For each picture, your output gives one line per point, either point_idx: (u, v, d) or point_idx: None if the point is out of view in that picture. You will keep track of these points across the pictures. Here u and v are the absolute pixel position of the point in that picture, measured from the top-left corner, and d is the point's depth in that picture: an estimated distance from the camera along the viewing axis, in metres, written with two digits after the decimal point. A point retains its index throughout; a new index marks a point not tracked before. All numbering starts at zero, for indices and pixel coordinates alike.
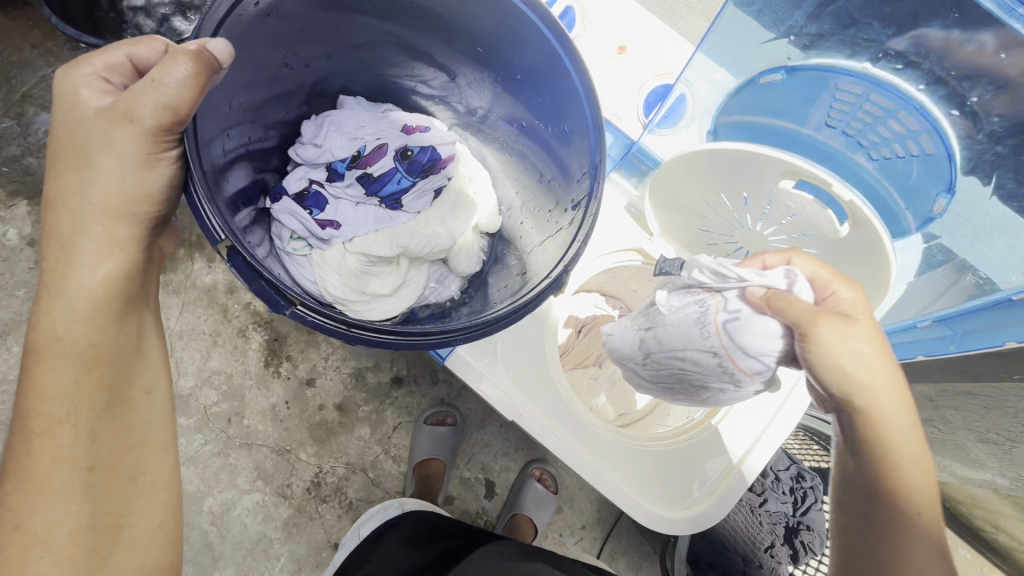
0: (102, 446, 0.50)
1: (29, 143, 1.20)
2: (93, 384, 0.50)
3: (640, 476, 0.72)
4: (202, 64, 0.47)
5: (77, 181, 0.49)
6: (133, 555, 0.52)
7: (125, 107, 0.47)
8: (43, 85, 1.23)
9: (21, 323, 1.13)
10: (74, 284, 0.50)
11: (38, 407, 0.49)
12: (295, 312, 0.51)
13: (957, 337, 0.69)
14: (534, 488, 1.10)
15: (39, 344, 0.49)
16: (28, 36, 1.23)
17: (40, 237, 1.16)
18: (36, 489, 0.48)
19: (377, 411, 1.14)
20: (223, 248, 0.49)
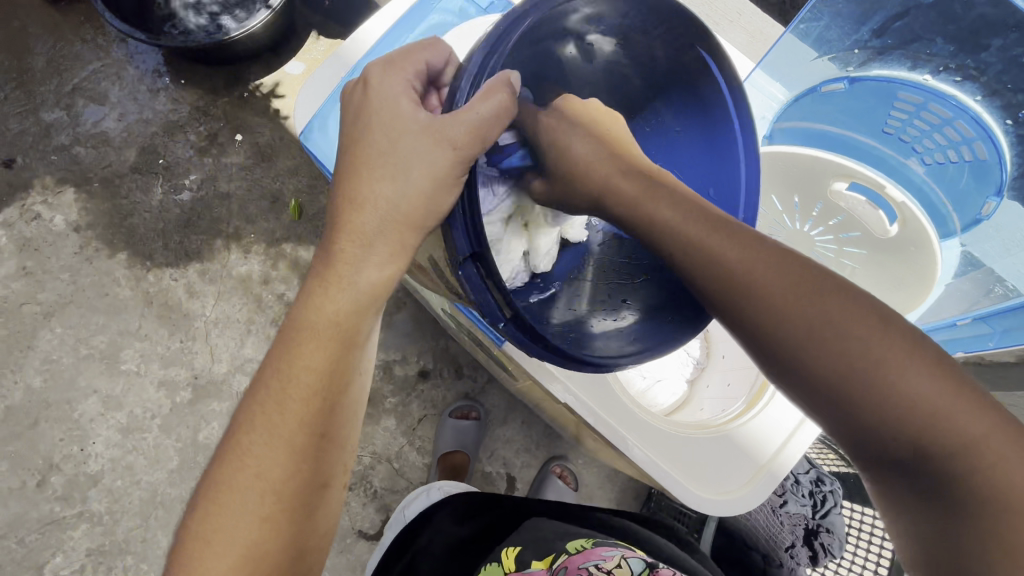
0: (338, 414, 0.51)
1: (77, 133, 1.25)
2: (344, 359, 0.51)
3: (679, 458, 0.73)
4: (513, 98, 0.47)
5: (384, 188, 0.50)
6: (331, 513, 0.52)
7: (444, 133, 0.47)
8: (92, 79, 1.28)
9: (64, 306, 1.17)
10: (364, 276, 0.51)
11: (295, 371, 0.49)
12: (507, 326, 0.51)
13: (997, 334, 0.67)
14: (554, 484, 1.13)
15: (310, 315, 0.50)
16: (79, 30, 1.29)
17: (85, 223, 1.21)
18: (276, 443, 0.48)
19: (404, 403, 1.17)
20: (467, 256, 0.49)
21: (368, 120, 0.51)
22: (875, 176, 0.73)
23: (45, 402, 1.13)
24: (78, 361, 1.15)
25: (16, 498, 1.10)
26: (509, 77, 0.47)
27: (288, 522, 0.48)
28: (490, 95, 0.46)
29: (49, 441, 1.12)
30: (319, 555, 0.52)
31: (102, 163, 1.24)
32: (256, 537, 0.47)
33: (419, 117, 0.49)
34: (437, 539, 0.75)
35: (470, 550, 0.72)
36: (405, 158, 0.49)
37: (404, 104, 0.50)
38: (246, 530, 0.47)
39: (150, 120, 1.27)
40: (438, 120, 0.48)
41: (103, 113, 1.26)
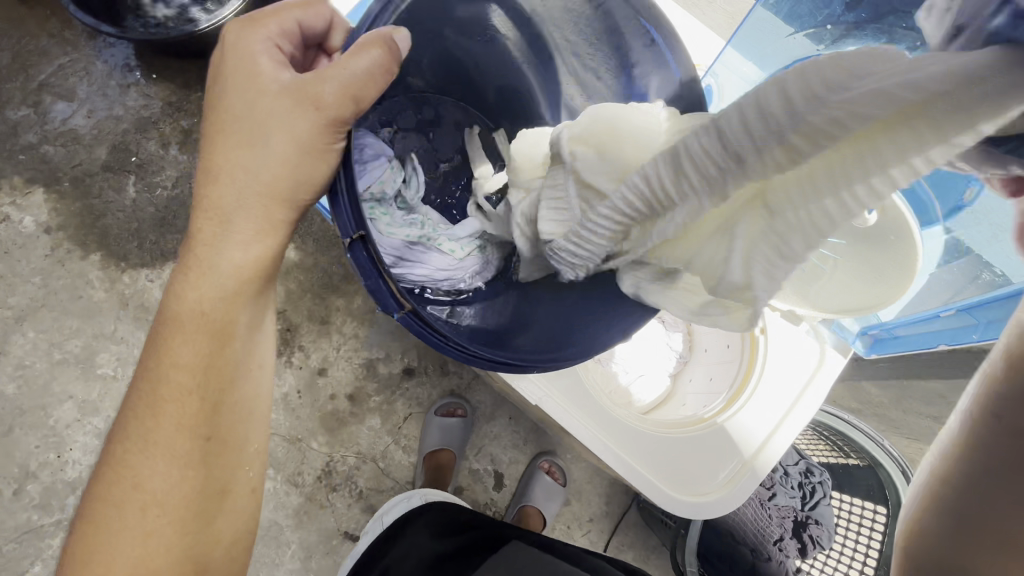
0: (222, 417, 0.51)
1: (46, 131, 1.21)
2: (223, 356, 0.51)
3: (643, 454, 0.72)
4: (391, 57, 0.49)
5: (248, 157, 0.49)
6: (235, 518, 0.53)
7: (313, 93, 0.47)
8: (59, 74, 1.23)
9: (36, 310, 1.14)
10: (226, 261, 0.51)
11: (168, 375, 0.50)
12: (402, 316, 0.52)
13: (981, 326, 0.69)
14: (542, 480, 1.11)
15: (181, 312, 0.50)
16: (45, 25, 1.24)
17: (56, 224, 1.17)
18: (157, 451, 0.49)
19: (388, 402, 1.15)
20: (353, 239, 0.49)
21: (224, 83, 0.50)
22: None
23: (20, 409, 1.11)
24: (52, 366, 1.13)
25: None
26: (390, 35, 0.49)
27: (177, 533, 0.49)
28: (359, 54, 0.47)
29: (25, 448, 1.09)
30: (226, 566, 0.53)
31: (72, 161, 1.20)
32: (143, 552, 0.48)
33: (280, 77, 0.49)
34: (411, 551, 0.74)
35: (450, 562, 0.70)
36: (266, 121, 0.48)
37: (264, 63, 0.49)
38: (129, 545, 0.47)
39: (120, 116, 1.23)
40: (302, 79, 0.48)
41: (72, 109, 1.22)
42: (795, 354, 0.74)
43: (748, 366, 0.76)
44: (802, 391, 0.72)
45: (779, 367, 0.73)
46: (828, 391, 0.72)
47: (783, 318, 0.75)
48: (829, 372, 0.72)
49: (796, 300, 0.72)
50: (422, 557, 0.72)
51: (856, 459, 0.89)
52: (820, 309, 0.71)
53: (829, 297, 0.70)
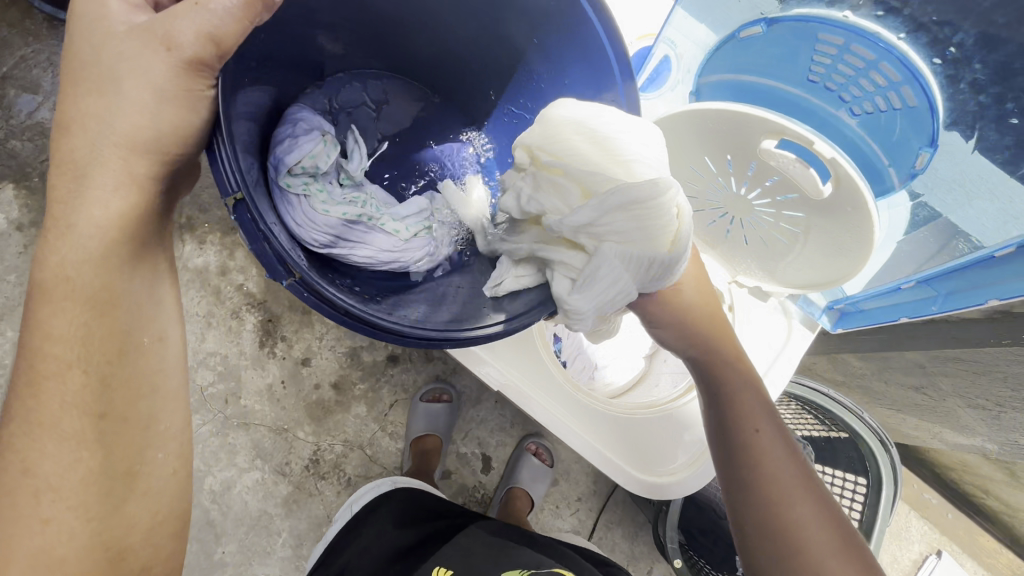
0: (114, 393, 0.49)
1: (12, 125, 1.18)
2: (105, 329, 0.49)
3: (597, 428, 0.74)
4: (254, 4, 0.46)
5: (100, 106, 0.47)
6: (149, 500, 0.52)
7: (164, 34, 0.46)
8: (23, 66, 1.20)
9: (14, 309, 1.13)
10: (82, 220, 0.48)
11: (46, 349, 0.48)
12: (294, 283, 0.49)
13: (940, 297, 0.72)
14: (529, 462, 1.12)
15: (47, 281, 0.48)
16: (4, 15, 1.20)
17: (28, 221, 1.15)
18: (46, 433, 0.47)
19: (373, 389, 1.15)
20: (232, 201, 0.46)
21: (77, 31, 0.49)
22: (805, 132, 0.62)
23: None
24: None
25: None
26: None
27: (79, 520, 0.48)
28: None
29: None
30: (148, 549, 0.52)
31: (41, 156, 1.18)
32: (43, 539, 0.47)
33: (131, 20, 0.48)
34: (373, 545, 0.74)
35: (415, 554, 0.71)
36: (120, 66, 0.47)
37: (115, 5, 0.49)
38: (24, 534, 0.46)
39: None
40: (151, 21, 0.47)
41: (38, 102, 1.19)
42: None
43: None
44: None
45: None
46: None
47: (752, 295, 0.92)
48: None
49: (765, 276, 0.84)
50: (389, 547, 0.73)
51: (837, 432, 0.88)
52: (788, 284, 0.83)
53: (793, 274, 0.80)
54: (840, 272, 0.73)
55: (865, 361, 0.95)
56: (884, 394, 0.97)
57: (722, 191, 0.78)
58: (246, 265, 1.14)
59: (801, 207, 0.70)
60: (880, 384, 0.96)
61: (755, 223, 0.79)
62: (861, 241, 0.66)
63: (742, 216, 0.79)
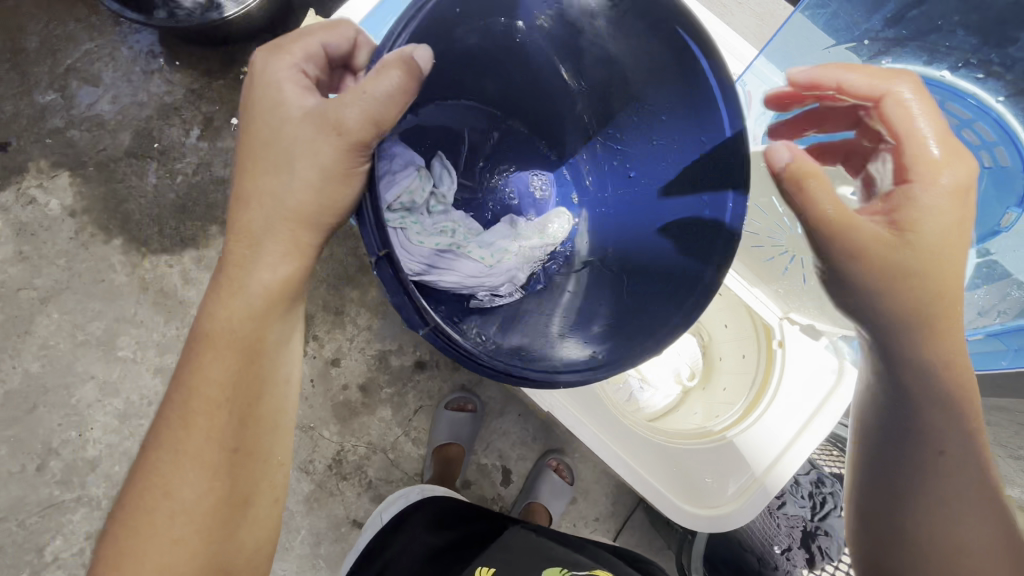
0: (248, 430, 0.52)
1: (72, 116, 1.23)
2: (248, 370, 0.52)
3: (646, 457, 0.73)
4: (411, 77, 0.46)
5: (274, 183, 0.50)
6: (257, 528, 0.54)
7: (334, 119, 0.47)
8: (85, 59, 1.25)
9: (60, 291, 1.17)
10: (256, 282, 0.52)
11: (198, 388, 0.51)
12: (428, 333, 0.49)
13: (1011, 352, 0.66)
14: (550, 478, 1.12)
15: (211, 330, 0.52)
16: (72, 10, 1.26)
17: (80, 208, 1.20)
18: (188, 462, 0.50)
19: (399, 394, 1.16)
20: (378, 257, 0.48)
21: (250, 109, 0.52)
22: (891, 151, 0.56)
23: (43, 387, 1.13)
24: (74, 347, 1.15)
25: (14, 482, 1.10)
26: (412, 53, 0.46)
27: (202, 542, 0.50)
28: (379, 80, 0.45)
29: (48, 426, 1.12)
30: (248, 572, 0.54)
31: (97, 146, 1.22)
32: (170, 556, 0.50)
33: (304, 104, 0.50)
34: (409, 547, 0.75)
35: (447, 555, 0.72)
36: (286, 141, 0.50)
37: (289, 91, 0.50)
38: (157, 551, 0.49)
39: (144, 102, 1.24)
40: (323, 107, 0.49)
41: (97, 95, 1.24)
42: (810, 369, 0.72)
43: (763, 375, 0.76)
44: (820, 406, 0.71)
45: (794, 380, 0.72)
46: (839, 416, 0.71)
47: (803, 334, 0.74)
48: (847, 390, 0.70)
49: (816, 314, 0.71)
50: (420, 552, 0.74)
51: None
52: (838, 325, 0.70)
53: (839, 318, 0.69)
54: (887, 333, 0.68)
55: None
56: None
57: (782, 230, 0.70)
58: None
59: None
60: None
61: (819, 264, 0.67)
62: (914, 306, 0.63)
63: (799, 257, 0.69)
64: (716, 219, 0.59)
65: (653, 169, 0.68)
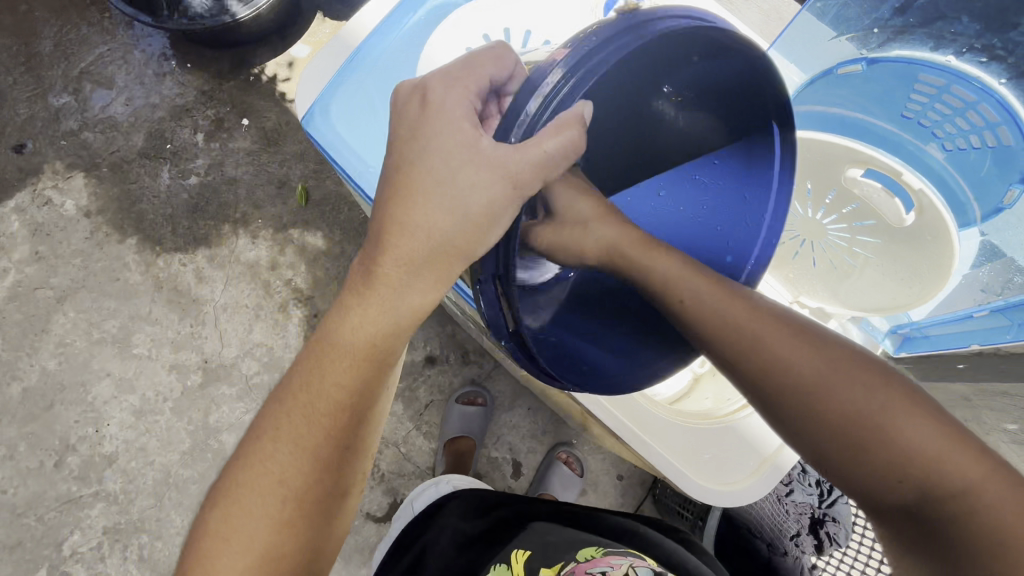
0: (362, 432, 0.51)
1: (86, 118, 1.25)
2: (375, 380, 0.51)
3: (665, 436, 0.75)
4: (582, 137, 0.46)
5: (444, 220, 0.48)
6: (347, 521, 0.54)
7: (508, 169, 0.46)
8: (99, 63, 1.27)
9: (76, 290, 1.18)
10: (405, 300, 0.49)
11: (326, 390, 0.50)
12: (509, 347, 0.54)
13: (1015, 326, 0.67)
14: (559, 470, 1.13)
15: (347, 335, 0.50)
16: (85, 14, 1.28)
17: (95, 209, 1.22)
18: (301, 455, 0.49)
19: (410, 388, 1.18)
20: (486, 284, 0.51)
21: (422, 140, 0.48)
22: (893, 163, 0.73)
23: (60, 384, 1.15)
24: (90, 345, 1.16)
25: (33, 478, 1.11)
26: (582, 112, 0.45)
27: (306, 533, 0.49)
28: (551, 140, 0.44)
29: (65, 422, 1.13)
30: (330, 560, 0.53)
31: (111, 147, 1.24)
32: (275, 540, 0.48)
33: (478, 142, 0.47)
34: (444, 536, 0.77)
35: (482, 543, 0.73)
36: (443, 174, 0.47)
37: (466, 127, 0.47)
38: (262, 540, 0.48)
39: (157, 104, 1.27)
40: (493, 150, 0.46)
41: (110, 97, 1.26)
42: None
43: None
44: None
45: None
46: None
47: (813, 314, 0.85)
48: None
49: (828, 297, 0.83)
50: (456, 538, 0.76)
51: None
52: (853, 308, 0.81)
53: (861, 298, 0.80)
54: (914, 296, 0.75)
55: None
56: None
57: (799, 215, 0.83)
58: (296, 262, 1.20)
59: (875, 235, 0.76)
60: None
61: (830, 248, 0.81)
62: (935, 269, 0.72)
63: (814, 240, 0.82)
64: (738, 267, 0.67)
65: (682, 195, 0.69)
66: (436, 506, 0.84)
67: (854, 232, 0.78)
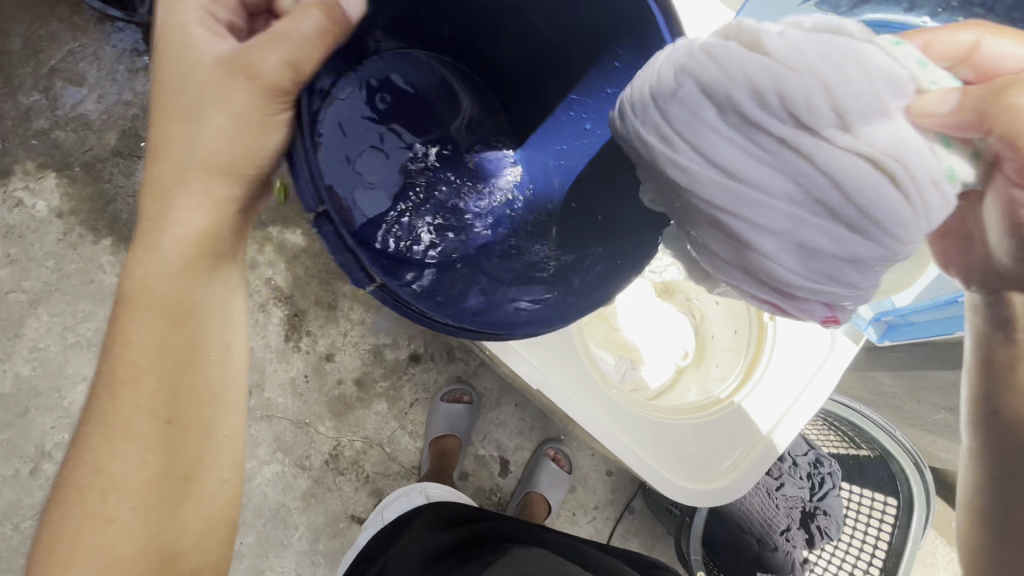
0: (182, 401, 0.52)
1: (57, 117, 1.22)
2: (180, 339, 0.53)
3: (641, 436, 0.72)
4: (332, 21, 0.49)
5: (184, 131, 0.51)
6: (203, 506, 0.55)
7: (246, 62, 0.49)
8: (69, 59, 1.24)
9: (50, 293, 1.16)
10: (168, 237, 0.52)
11: (124, 357, 0.52)
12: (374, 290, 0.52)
13: None
14: (547, 467, 1.11)
15: (135, 292, 0.52)
16: (55, 10, 1.24)
17: (68, 209, 1.19)
18: (118, 435, 0.50)
19: (394, 387, 1.16)
20: (316, 214, 0.49)
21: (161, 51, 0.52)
22: None
23: (35, 390, 1.12)
24: (65, 349, 1.14)
25: (9, 486, 1.09)
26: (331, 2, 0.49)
27: (139, 521, 0.51)
28: (300, 22, 0.48)
29: (41, 429, 1.11)
30: (196, 554, 0.54)
31: (83, 147, 1.21)
32: (109, 535, 0.50)
33: (215, 48, 0.51)
34: (414, 548, 0.74)
35: (447, 559, 0.71)
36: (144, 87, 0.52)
37: (198, 33, 0.52)
38: (90, 533, 0.49)
39: (130, 101, 1.23)
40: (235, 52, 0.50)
41: (82, 95, 1.23)
42: (804, 338, 0.73)
43: (756, 346, 0.76)
44: (813, 375, 0.73)
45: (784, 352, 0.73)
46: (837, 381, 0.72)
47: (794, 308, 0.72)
48: (842, 357, 0.72)
49: None
50: (423, 550, 0.73)
51: (867, 450, 0.87)
52: None
53: None
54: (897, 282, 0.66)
55: (897, 380, 0.92)
56: (917, 414, 0.94)
57: None
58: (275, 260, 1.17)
59: None
60: (912, 404, 0.93)
61: None
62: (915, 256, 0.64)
63: None
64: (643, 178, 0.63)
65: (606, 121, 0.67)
66: (405, 518, 0.82)
67: None
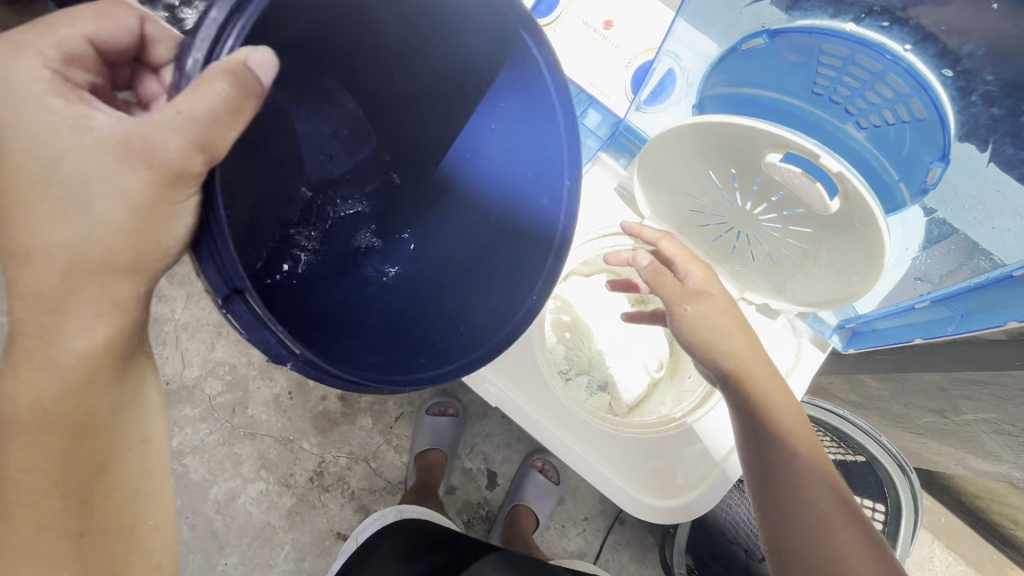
0: (95, 509, 0.46)
1: None
2: (86, 452, 0.45)
3: (609, 453, 0.74)
4: (245, 92, 0.39)
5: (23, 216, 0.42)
6: None
7: (141, 149, 0.40)
8: None
9: None
10: (63, 347, 0.43)
11: (13, 474, 0.44)
12: (299, 364, 0.45)
13: (957, 318, 0.61)
14: (535, 479, 1.10)
15: (15, 412, 0.44)
16: None
17: None
18: (16, 545, 0.45)
19: (379, 402, 1.15)
20: (227, 297, 0.41)
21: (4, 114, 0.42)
22: (809, 143, 0.51)
23: None
24: None
25: None
26: (243, 60, 0.38)
27: None
28: (199, 93, 0.37)
29: None
30: None
31: None
32: None
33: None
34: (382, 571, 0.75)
35: None
36: (51, 157, 0.41)
37: (19, 77, 0.42)
38: None
39: None
40: (120, 131, 0.40)
41: None
42: (770, 342, 0.76)
43: None
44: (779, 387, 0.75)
45: None
46: (805, 389, 0.75)
47: (759, 312, 0.77)
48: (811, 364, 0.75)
49: (772, 293, 0.73)
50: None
51: (854, 455, 0.86)
52: (798, 303, 0.71)
53: (802, 292, 0.69)
54: (851, 290, 0.62)
55: (882, 383, 0.90)
56: (906, 417, 0.92)
57: (724, 205, 0.66)
58: None
59: (804, 224, 0.59)
60: (899, 407, 0.91)
61: (763, 239, 0.67)
62: (863, 262, 0.58)
63: (747, 232, 0.67)
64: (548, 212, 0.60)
65: (503, 141, 0.64)
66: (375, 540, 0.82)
67: (784, 223, 0.62)
